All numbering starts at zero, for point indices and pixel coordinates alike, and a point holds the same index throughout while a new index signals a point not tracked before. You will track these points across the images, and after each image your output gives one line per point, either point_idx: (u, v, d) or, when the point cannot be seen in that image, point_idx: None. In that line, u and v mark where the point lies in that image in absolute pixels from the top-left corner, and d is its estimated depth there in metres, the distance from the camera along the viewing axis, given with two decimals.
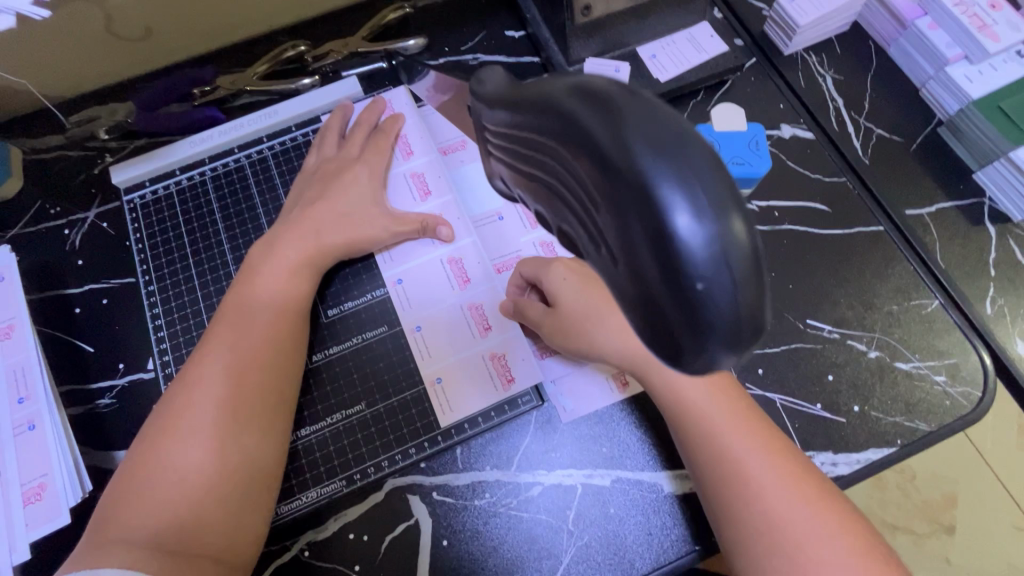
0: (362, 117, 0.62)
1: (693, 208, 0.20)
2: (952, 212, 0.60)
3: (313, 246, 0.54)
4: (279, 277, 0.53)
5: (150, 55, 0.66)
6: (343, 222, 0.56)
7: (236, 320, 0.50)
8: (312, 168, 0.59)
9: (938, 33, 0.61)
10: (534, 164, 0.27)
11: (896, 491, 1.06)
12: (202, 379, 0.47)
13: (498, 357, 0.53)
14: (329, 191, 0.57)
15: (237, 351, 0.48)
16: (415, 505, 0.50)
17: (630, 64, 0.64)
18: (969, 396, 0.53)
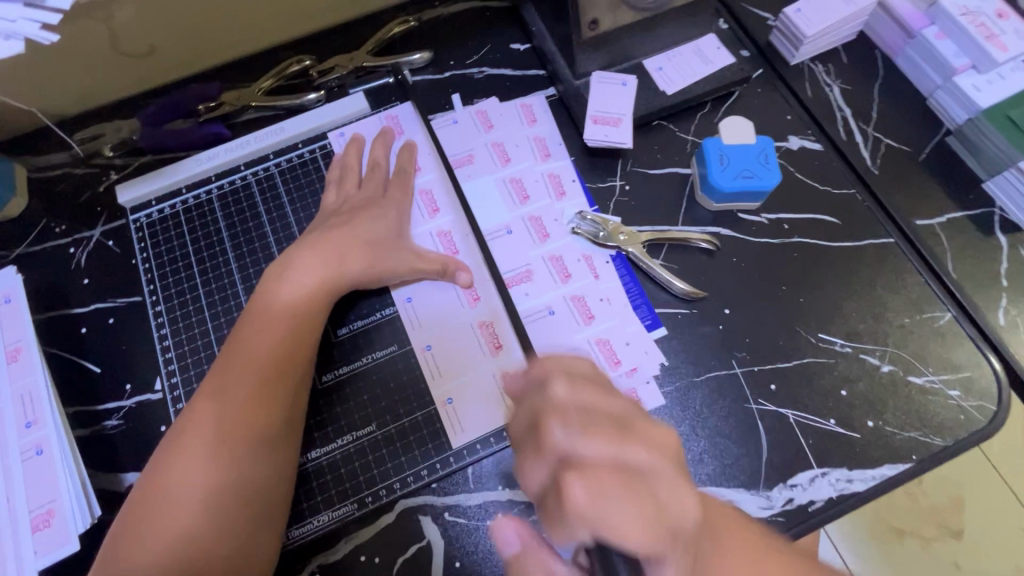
0: (374, 153, 0.60)
1: None
2: (962, 222, 0.59)
3: (325, 270, 0.53)
4: (289, 298, 0.52)
5: (156, 72, 0.66)
6: (356, 244, 0.54)
7: (246, 340, 0.50)
8: (331, 208, 0.58)
9: (945, 43, 0.61)
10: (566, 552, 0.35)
11: (904, 496, 1.06)
12: (214, 405, 0.48)
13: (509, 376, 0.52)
14: (346, 217, 0.56)
15: (248, 374, 0.49)
16: (426, 526, 0.50)
17: (637, 76, 0.63)
18: (983, 410, 0.52)
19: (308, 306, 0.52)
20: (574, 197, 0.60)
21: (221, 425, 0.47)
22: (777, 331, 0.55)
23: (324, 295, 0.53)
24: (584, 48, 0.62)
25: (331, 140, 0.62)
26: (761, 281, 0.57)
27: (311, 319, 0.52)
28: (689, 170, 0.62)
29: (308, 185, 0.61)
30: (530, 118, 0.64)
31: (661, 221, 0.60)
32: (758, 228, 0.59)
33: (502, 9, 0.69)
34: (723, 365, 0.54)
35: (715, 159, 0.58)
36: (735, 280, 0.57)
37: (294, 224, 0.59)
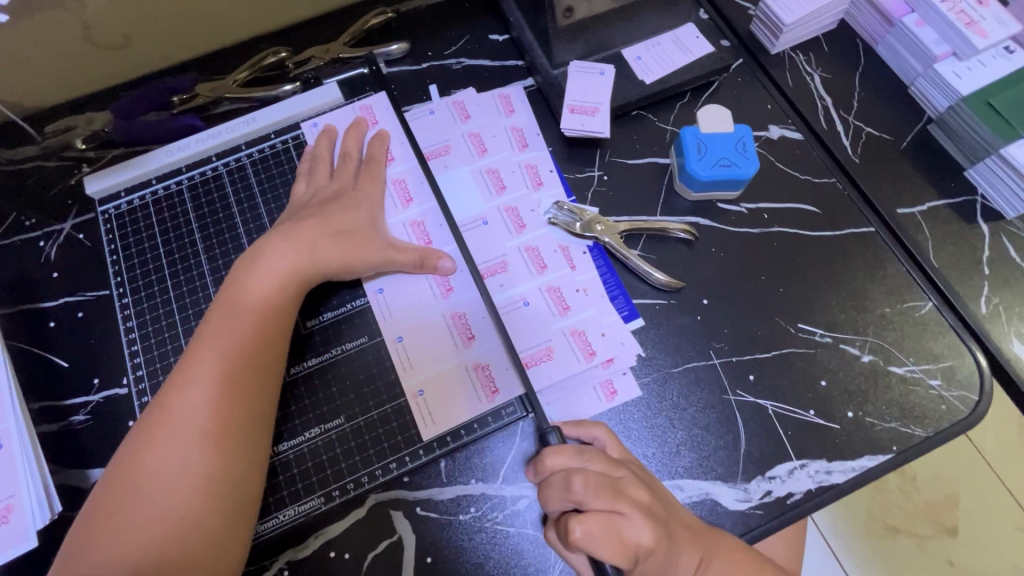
0: (347, 144, 0.59)
1: None
2: (945, 210, 0.58)
3: (296, 262, 0.52)
4: (260, 288, 0.50)
5: (128, 64, 0.65)
6: (329, 233, 0.53)
7: (220, 331, 0.48)
8: (302, 200, 0.57)
9: (926, 30, 0.60)
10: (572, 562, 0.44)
11: (898, 493, 1.05)
12: (186, 400, 0.46)
13: (482, 367, 0.52)
14: (320, 209, 0.55)
15: (218, 366, 0.47)
16: (398, 521, 0.49)
17: (614, 66, 0.63)
18: (964, 401, 0.51)
19: (278, 297, 0.51)
20: (551, 187, 0.60)
21: (193, 418, 0.45)
22: (756, 321, 0.55)
23: (294, 285, 0.51)
24: (561, 37, 0.63)
25: (304, 130, 0.62)
26: (739, 271, 0.56)
27: (283, 309, 0.51)
28: (668, 160, 0.61)
29: (280, 176, 0.60)
30: (508, 109, 0.63)
31: (639, 211, 0.59)
32: (737, 219, 0.59)
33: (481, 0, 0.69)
34: (701, 357, 0.53)
35: (693, 148, 0.57)
36: (713, 271, 0.56)
37: (266, 216, 0.58)
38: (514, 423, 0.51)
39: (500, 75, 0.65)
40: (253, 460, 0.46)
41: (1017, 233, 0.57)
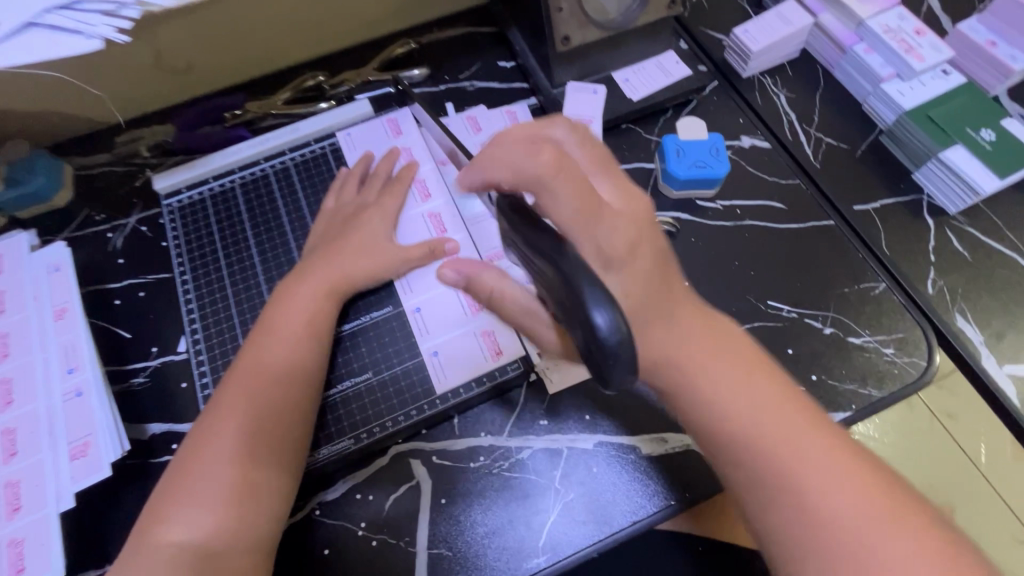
0: (379, 166, 0.68)
1: (606, 317, 0.32)
2: (895, 206, 0.67)
3: (325, 288, 0.59)
4: (290, 327, 0.56)
5: (187, 84, 0.75)
6: (358, 256, 0.61)
7: (271, 337, 0.56)
8: (333, 209, 0.66)
9: (873, 55, 0.71)
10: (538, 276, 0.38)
11: None
12: (241, 397, 0.52)
13: (488, 332, 0.59)
14: (355, 218, 0.64)
15: (253, 397, 0.52)
16: (416, 467, 0.56)
17: (606, 87, 0.73)
18: (915, 366, 0.59)
19: (306, 335, 0.56)
20: None
21: (245, 416, 0.51)
22: (730, 299, 0.62)
23: (323, 313, 0.58)
24: (560, 63, 0.71)
25: (339, 138, 0.71)
26: (716, 257, 0.65)
27: (310, 346, 0.56)
28: (652, 165, 0.70)
29: (319, 177, 0.70)
30: (515, 123, 0.73)
31: None
32: (714, 213, 0.67)
33: (491, 34, 0.80)
34: None
35: (673, 152, 0.66)
36: (693, 257, 0.65)
37: (306, 210, 0.68)
38: (518, 379, 0.58)
39: (508, 96, 0.76)
40: (281, 483, 0.50)
41: (959, 226, 0.65)
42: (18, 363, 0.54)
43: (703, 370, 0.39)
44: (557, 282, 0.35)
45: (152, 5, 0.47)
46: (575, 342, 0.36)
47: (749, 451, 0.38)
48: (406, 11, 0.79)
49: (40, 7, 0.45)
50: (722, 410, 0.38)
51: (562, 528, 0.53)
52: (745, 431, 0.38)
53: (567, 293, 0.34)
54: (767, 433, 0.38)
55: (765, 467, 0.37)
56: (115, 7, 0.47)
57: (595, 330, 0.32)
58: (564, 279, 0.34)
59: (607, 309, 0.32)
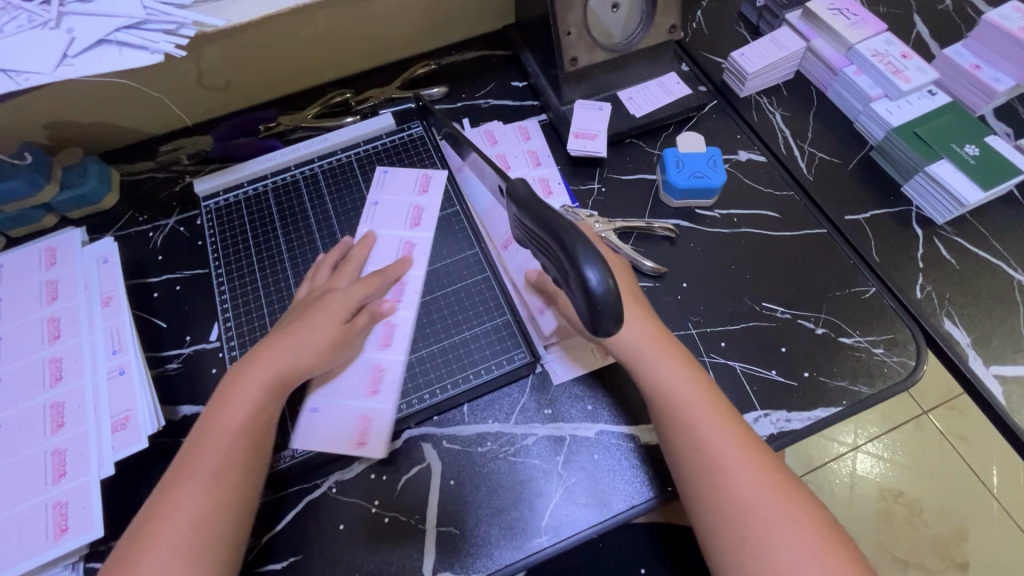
0: (354, 252, 0.67)
1: (596, 270, 0.38)
2: (885, 216, 0.70)
3: (272, 375, 0.56)
4: (230, 425, 0.53)
5: (225, 99, 0.82)
6: (311, 348, 0.57)
7: (220, 414, 0.53)
8: (303, 298, 0.64)
9: (862, 77, 0.75)
10: (540, 247, 0.44)
11: (905, 525, 1.17)
12: (188, 481, 0.49)
13: (367, 420, 0.58)
14: (315, 304, 0.60)
15: (201, 482, 0.49)
16: (427, 450, 0.59)
17: (611, 104, 0.78)
18: (904, 365, 0.61)
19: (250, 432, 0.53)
20: (559, 194, 0.73)
21: (190, 505, 0.48)
22: (727, 301, 0.66)
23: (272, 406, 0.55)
24: (568, 82, 0.77)
25: (376, 176, 0.74)
26: (713, 262, 0.69)
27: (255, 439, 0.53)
28: (654, 176, 0.75)
29: (345, 184, 0.75)
30: (526, 136, 0.78)
31: (632, 214, 0.73)
32: (712, 221, 0.71)
33: (505, 57, 0.86)
34: (681, 327, 0.65)
35: (672, 163, 0.71)
36: (692, 262, 0.69)
37: (331, 212, 0.73)
38: (525, 368, 0.62)
39: (520, 113, 0.81)
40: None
41: (947, 236, 0.69)
42: (67, 344, 0.59)
43: (659, 368, 0.54)
44: (557, 249, 0.40)
45: (207, 24, 0.53)
46: (573, 299, 0.42)
47: (681, 425, 0.51)
48: (427, 36, 0.86)
49: (111, 26, 0.51)
50: (669, 395, 0.53)
51: (564, 510, 0.56)
52: (679, 412, 0.52)
53: (565, 256, 0.40)
54: (700, 424, 0.51)
55: (691, 438, 0.51)
56: (176, 26, 0.53)
57: (591, 290, 0.38)
58: (563, 245, 0.39)
59: (598, 267, 0.38)
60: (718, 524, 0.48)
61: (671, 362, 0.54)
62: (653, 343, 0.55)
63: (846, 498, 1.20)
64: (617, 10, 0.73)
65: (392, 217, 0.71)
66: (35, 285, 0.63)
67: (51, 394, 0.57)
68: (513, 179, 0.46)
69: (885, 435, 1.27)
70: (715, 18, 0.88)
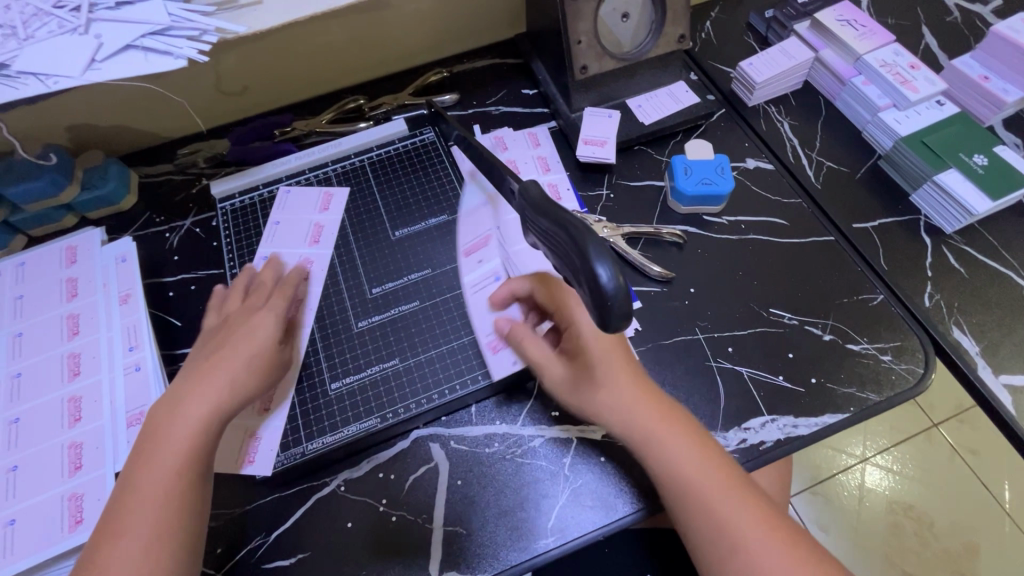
0: (264, 276, 0.66)
1: (607, 267, 0.38)
2: (893, 225, 0.71)
3: (205, 401, 0.52)
4: (159, 476, 0.48)
5: (242, 104, 0.84)
6: (230, 379, 0.54)
7: (159, 437, 0.50)
8: (212, 326, 0.61)
9: (870, 87, 0.76)
10: (552, 249, 0.45)
11: (914, 539, 1.16)
12: (134, 506, 0.47)
13: (254, 437, 0.59)
14: (229, 337, 0.57)
15: (150, 507, 0.47)
16: (434, 450, 0.60)
17: (621, 112, 0.79)
18: (912, 372, 0.61)
19: (184, 476, 0.49)
20: (568, 200, 0.74)
21: (138, 531, 0.46)
22: (735, 307, 0.66)
23: (205, 444, 0.51)
24: (578, 90, 0.78)
25: (278, 195, 0.75)
26: (721, 268, 0.69)
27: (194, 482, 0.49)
28: (663, 183, 0.76)
29: (358, 187, 0.76)
30: (536, 143, 0.79)
31: (640, 221, 0.73)
32: (719, 227, 0.72)
33: (516, 65, 0.88)
34: (688, 332, 0.65)
35: (681, 170, 0.72)
36: (700, 268, 0.69)
37: (344, 214, 0.74)
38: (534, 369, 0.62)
39: (530, 121, 0.82)
40: None
41: (956, 245, 0.69)
42: (86, 340, 0.61)
43: (670, 446, 0.51)
44: (568, 248, 0.41)
45: (228, 31, 0.55)
46: (584, 299, 0.42)
47: (699, 511, 0.49)
48: (440, 44, 0.87)
49: (136, 33, 0.53)
50: (676, 471, 0.50)
51: (570, 512, 0.56)
52: (694, 494, 0.49)
53: (577, 255, 0.41)
54: (711, 498, 0.49)
55: (710, 522, 0.48)
56: (198, 33, 0.54)
57: (601, 288, 0.38)
58: (575, 244, 0.40)
59: (609, 266, 0.38)
60: None
61: (678, 440, 0.52)
62: (660, 424, 0.52)
63: (854, 512, 1.19)
64: (626, 20, 0.74)
65: (293, 234, 0.72)
66: (55, 282, 0.65)
67: (69, 389, 0.58)
68: (528, 181, 0.47)
69: (893, 448, 1.25)
70: (724, 28, 0.89)
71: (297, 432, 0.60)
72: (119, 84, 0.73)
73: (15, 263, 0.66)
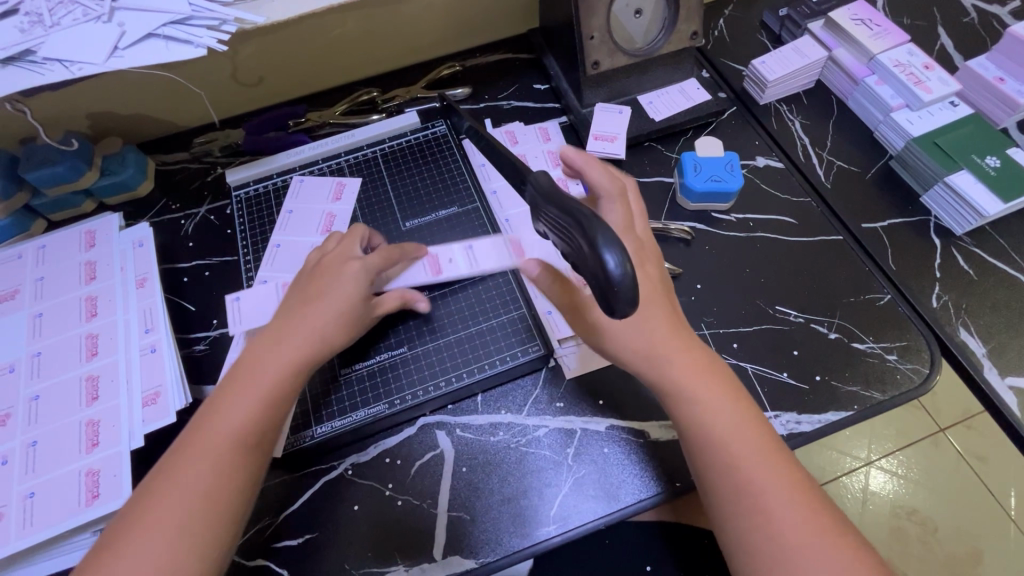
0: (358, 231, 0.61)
1: (616, 256, 0.39)
2: (902, 225, 0.71)
3: (297, 352, 0.51)
4: (220, 440, 0.47)
5: (258, 94, 0.85)
6: (288, 365, 0.51)
7: (243, 378, 0.50)
8: (312, 263, 0.58)
9: (883, 87, 0.76)
10: (562, 237, 0.45)
11: (917, 542, 1.16)
12: (204, 443, 0.46)
13: None
14: (323, 285, 0.55)
15: (222, 447, 0.46)
16: (440, 438, 0.61)
17: (631, 108, 0.79)
18: (917, 372, 0.61)
19: (231, 468, 0.46)
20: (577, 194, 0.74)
21: (206, 465, 0.46)
22: (741, 303, 0.67)
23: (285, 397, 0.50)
24: (590, 85, 0.78)
25: (292, 183, 0.77)
26: (728, 265, 0.69)
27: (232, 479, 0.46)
28: (672, 180, 0.76)
29: (370, 177, 0.77)
30: (546, 137, 0.80)
31: (648, 216, 0.74)
32: (727, 225, 0.72)
33: (528, 60, 0.89)
34: (693, 327, 0.66)
35: (690, 167, 0.72)
36: (707, 264, 0.70)
37: (356, 204, 0.75)
38: (539, 361, 0.63)
39: (541, 115, 0.83)
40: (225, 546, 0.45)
41: (965, 247, 0.69)
42: (103, 321, 0.62)
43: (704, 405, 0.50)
44: (575, 234, 0.42)
45: (247, 21, 0.56)
46: (592, 285, 0.43)
47: (727, 468, 0.48)
48: (454, 38, 0.88)
49: (158, 21, 0.54)
50: (713, 431, 0.49)
51: (572, 500, 0.57)
52: (721, 450, 0.48)
53: (585, 240, 0.41)
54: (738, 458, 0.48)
55: (732, 480, 0.47)
56: (218, 22, 0.55)
57: (612, 279, 0.39)
58: (584, 231, 0.41)
59: (618, 252, 0.39)
60: (748, 564, 0.46)
61: (720, 398, 0.50)
62: (696, 378, 0.51)
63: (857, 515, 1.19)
64: (639, 16, 0.74)
65: (303, 224, 0.73)
66: (74, 265, 0.66)
67: (86, 367, 0.60)
68: (538, 171, 0.47)
69: (899, 452, 1.25)
70: (737, 26, 0.89)
71: (305, 416, 0.61)
72: (138, 74, 0.75)
73: (36, 246, 0.68)
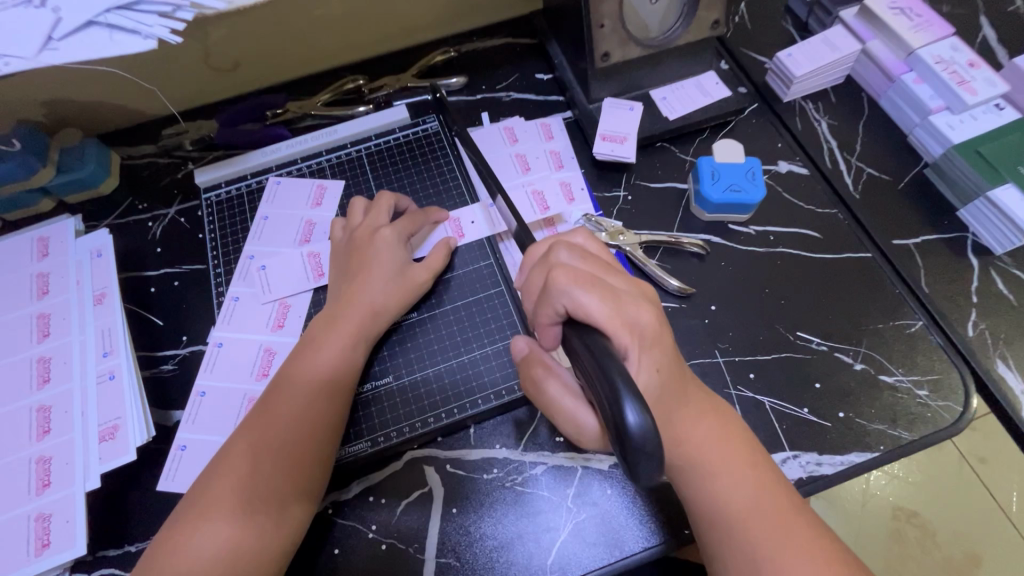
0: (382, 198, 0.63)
1: (638, 413, 0.34)
2: (937, 243, 0.65)
3: (356, 319, 0.56)
4: (295, 398, 0.52)
5: (232, 81, 0.77)
6: (342, 348, 0.55)
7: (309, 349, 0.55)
8: (342, 242, 0.61)
9: (922, 86, 0.68)
10: (581, 373, 0.42)
11: (916, 546, 1.06)
12: (283, 403, 0.52)
13: None
14: (364, 258, 0.59)
15: (298, 403, 0.52)
16: (429, 474, 0.56)
17: (643, 105, 0.72)
18: (950, 410, 0.56)
19: (294, 441, 0.50)
20: (582, 202, 0.68)
21: (287, 419, 0.51)
22: (759, 327, 0.61)
23: (350, 358, 0.55)
24: (597, 79, 0.71)
25: (267, 186, 0.70)
26: (745, 284, 0.63)
27: (272, 518, 0.48)
28: (686, 186, 0.69)
29: (354, 180, 0.70)
30: (548, 135, 0.73)
31: (658, 227, 0.67)
32: (745, 238, 0.66)
33: (530, 46, 0.81)
34: (706, 353, 0.60)
35: (707, 175, 0.65)
36: (722, 282, 0.64)
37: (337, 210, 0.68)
38: None
39: (543, 110, 0.76)
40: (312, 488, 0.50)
41: (1005, 268, 0.63)
42: (57, 343, 0.56)
43: (716, 478, 0.45)
44: (596, 379, 0.38)
45: (206, 7, 0.49)
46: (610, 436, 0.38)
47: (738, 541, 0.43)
48: (449, 21, 0.80)
49: (101, 6, 0.46)
50: (723, 500, 0.44)
51: (570, 548, 0.52)
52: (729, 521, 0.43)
53: (603, 391, 0.37)
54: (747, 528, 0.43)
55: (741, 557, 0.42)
56: (171, 9, 0.48)
57: (629, 439, 0.34)
58: (602, 380, 0.37)
59: (641, 412, 0.35)
60: None
61: (737, 470, 0.45)
62: (715, 448, 0.46)
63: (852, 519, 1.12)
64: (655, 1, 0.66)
65: (280, 233, 0.67)
66: (25, 277, 0.60)
67: (38, 397, 0.54)
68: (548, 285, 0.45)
69: None
70: (761, 11, 0.81)
71: None
72: (87, 69, 0.67)
73: None
